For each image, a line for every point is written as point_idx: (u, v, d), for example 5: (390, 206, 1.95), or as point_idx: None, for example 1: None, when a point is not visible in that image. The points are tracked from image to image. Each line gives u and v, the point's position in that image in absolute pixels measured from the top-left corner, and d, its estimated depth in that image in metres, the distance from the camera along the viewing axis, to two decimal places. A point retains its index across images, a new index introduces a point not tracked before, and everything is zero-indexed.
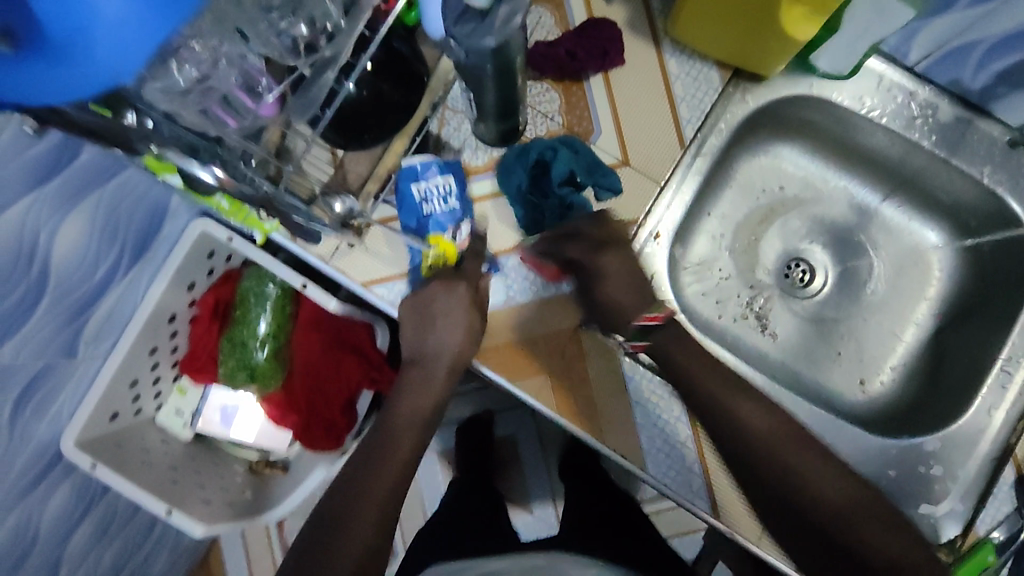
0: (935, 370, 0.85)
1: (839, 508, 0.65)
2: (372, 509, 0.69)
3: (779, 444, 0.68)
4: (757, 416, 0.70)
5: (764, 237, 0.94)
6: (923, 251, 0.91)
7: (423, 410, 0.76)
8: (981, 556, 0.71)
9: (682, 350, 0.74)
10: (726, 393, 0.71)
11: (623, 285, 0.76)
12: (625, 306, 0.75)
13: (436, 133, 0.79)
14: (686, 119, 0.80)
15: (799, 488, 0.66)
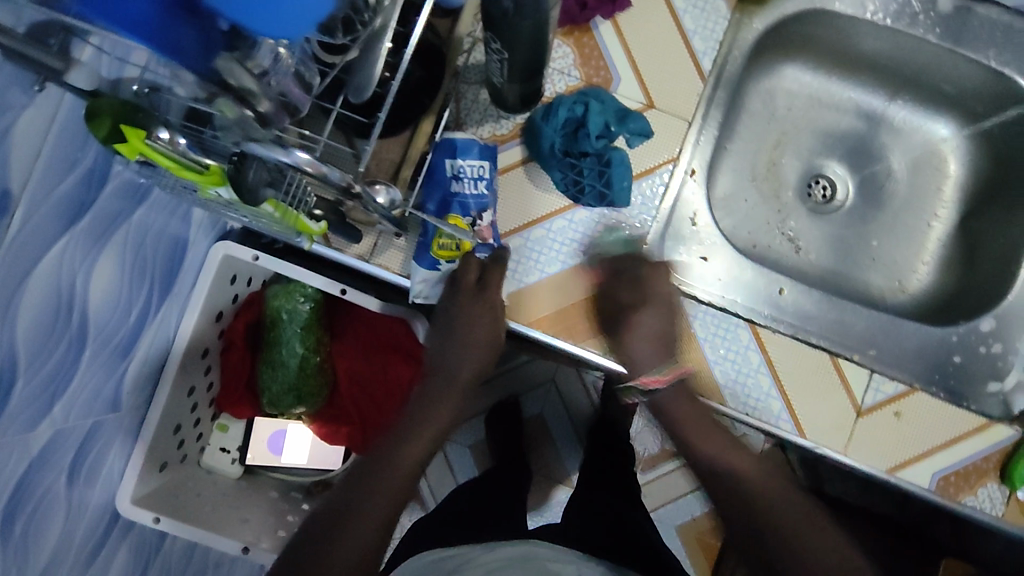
0: (970, 255, 0.88)
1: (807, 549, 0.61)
2: (385, 503, 0.62)
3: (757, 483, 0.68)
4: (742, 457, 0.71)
5: (781, 160, 0.97)
6: (935, 145, 0.94)
7: (442, 414, 0.73)
8: None
9: (694, 411, 0.74)
10: (707, 446, 0.72)
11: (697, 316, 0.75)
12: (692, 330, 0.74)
13: (455, 108, 0.77)
14: (702, 52, 0.80)
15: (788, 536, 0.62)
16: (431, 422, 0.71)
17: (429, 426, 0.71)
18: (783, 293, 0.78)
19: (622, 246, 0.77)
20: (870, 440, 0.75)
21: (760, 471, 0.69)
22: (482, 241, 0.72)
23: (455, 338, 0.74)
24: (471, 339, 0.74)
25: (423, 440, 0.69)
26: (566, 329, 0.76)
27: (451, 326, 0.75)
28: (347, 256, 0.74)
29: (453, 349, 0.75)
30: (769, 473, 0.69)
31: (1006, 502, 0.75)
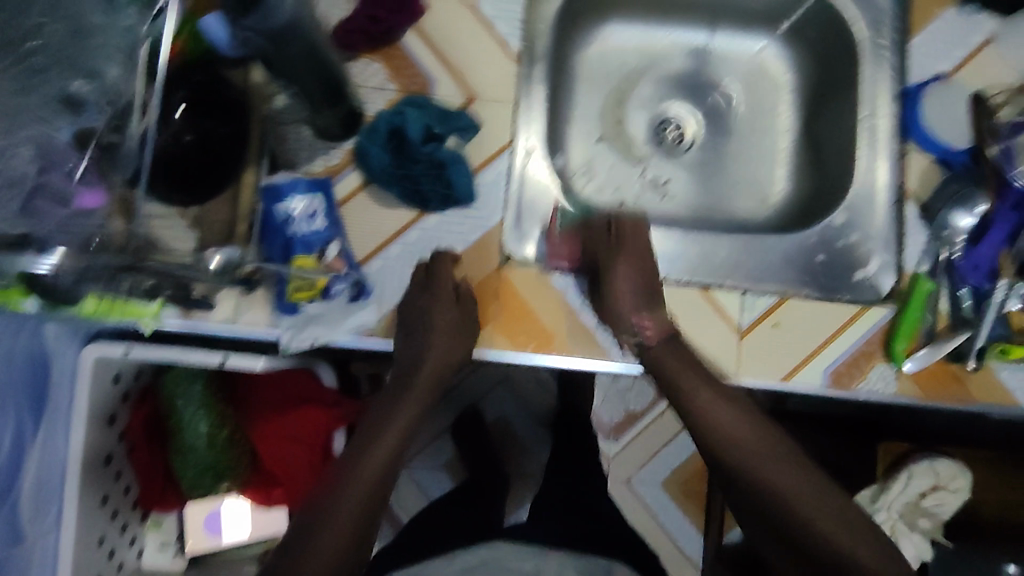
0: (816, 156, 0.92)
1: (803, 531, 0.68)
2: (345, 521, 0.68)
3: (744, 441, 0.74)
4: (725, 413, 0.75)
5: (627, 114, 0.99)
6: (762, 63, 0.98)
7: (400, 428, 0.76)
8: (923, 286, 0.77)
9: (685, 369, 0.76)
10: (708, 406, 0.76)
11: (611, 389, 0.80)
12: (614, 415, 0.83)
13: (280, 148, 0.75)
14: (508, 34, 0.82)
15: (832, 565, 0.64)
16: (390, 439, 0.75)
17: (382, 450, 0.74)
18: (643, 241, 0.82)
19: (479, 240, 0.78)
20: (756, 359, 0.78)
21: (732, 423, 0.75)
22: (336, 273, 0.71)
23: (436, 343, 0.76)
24: (447, 336, 0.76)
25: (383, 460, 0.73)
26: (463, 320, 0.76)
27: (415, 326, 0.76)
28: (212, 324, 0.72)
29: (429, 354, 0.77)
30: (767, 459, 0.72)
31: (898, 377, 0.78)
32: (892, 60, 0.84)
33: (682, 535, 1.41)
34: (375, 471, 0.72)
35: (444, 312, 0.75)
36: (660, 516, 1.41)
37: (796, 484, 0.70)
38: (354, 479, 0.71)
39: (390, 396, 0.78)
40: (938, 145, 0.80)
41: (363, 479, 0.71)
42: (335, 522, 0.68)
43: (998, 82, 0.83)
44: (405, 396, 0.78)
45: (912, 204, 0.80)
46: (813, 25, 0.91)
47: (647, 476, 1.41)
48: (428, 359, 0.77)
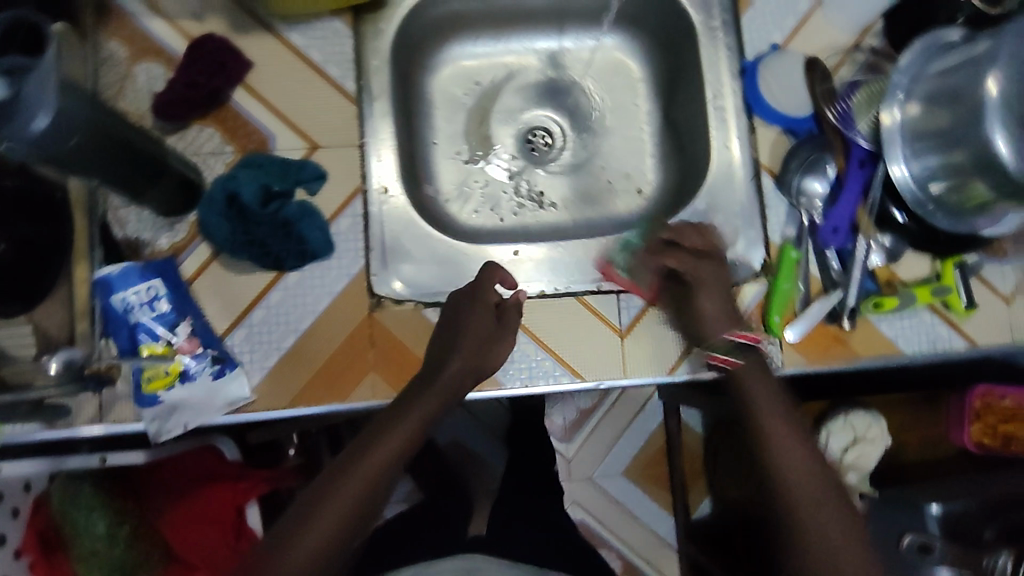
0: (678, 141, 0.93)
1: (809, 520, 0.66)
2: (337, 510, 0.64)
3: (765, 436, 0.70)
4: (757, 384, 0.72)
5: (494, 130, 0.98)
6: (616, 57, 0.97)
7: (375, 467, 0.65)
8: (788, 255, 0.78)
9: (764, 402, 0.71)
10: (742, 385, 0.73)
11: (768, 396, 0.72)
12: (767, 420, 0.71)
13: (123, 236, 0.73)
14: (341, 77, 0.80)
15: (799, 525, 0.66)
16: (371, 467, 0.65)
17: (359, 480, 0.65)
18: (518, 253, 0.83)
19: (346, 289, 0.77)
20: (640, 358, 0.78)
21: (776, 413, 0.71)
22: (191, 353, 0.70)
23: (460, 352, 0.72)
24: (479, 340, 0.73)
25: (367, 479, 0.65)
26: (501, 328, 0.75)
27: (449, 336, 0.74)
28: (79, 426, 0.70)
29: (452, 361, 0.72)
30: (813, 475, 0.68)
31: (782, 348, 0.78)
32: (726, 39, 0.85)
33: (650, 517, 1.43)
34: (346, 507, 0.64)
35: (479, 315, 0.74)
36: (627, 506, 1.43)
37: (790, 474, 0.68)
38: (325, 512, 0.63)
39: (365, 443, 0.67)
40: (780, 117, 0.80)
41: (336, 509, 0.64)
42: (322, 512, 0.63)
43: (830, 46, 0.84)
44: (385, 438, 0.67)
45: (767, 175, 0.81)
46: (652, 14, 0.91)
47: (609, 468, 1.43)
48: (447, 372, 0.71)
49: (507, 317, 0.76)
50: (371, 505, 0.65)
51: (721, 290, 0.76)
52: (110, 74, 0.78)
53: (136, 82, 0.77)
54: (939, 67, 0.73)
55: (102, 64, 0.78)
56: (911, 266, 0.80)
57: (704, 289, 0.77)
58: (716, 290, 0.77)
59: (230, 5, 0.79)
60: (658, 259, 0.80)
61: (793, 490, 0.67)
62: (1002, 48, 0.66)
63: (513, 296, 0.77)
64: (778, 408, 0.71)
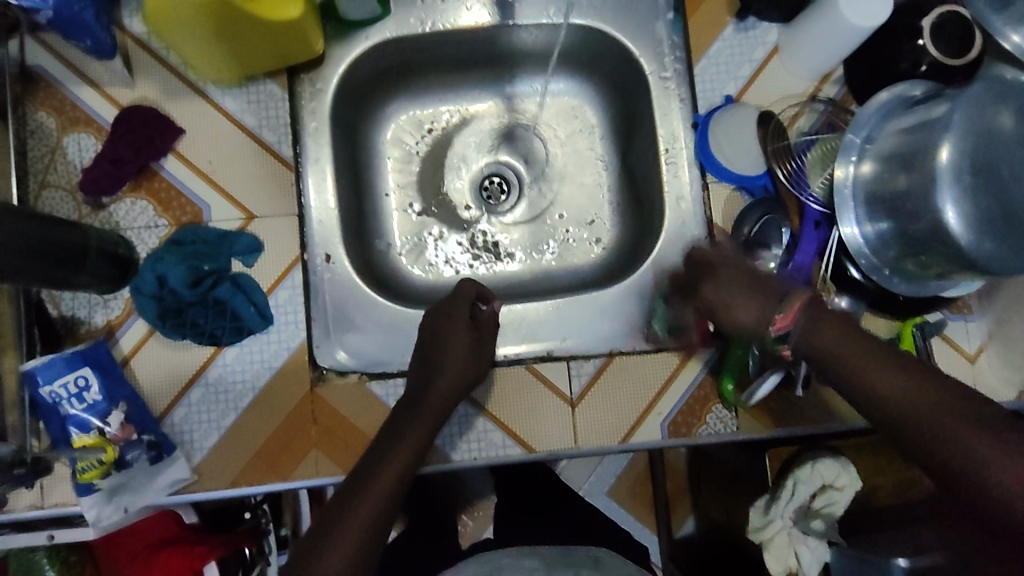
0: (635, 190, 0.90)
1: (944, 442, 0.55)
2: (363, 516, 0.64)
3: (855, 363, 0.63)
4: (821, 330, 0.65)
5: (448, 178, 0.95)
6: (572, 100, 0.94)
7: (370, 509, 0.65)
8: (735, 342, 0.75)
9: (841, 345, 0.64)
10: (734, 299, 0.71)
11: (744, 293, 0.71)
12: (754, 324, 0.70)
13: (58, 314, 0.72)
14: (277, 141, 0.77)
15: (941, 461, 0.56)
16: (364, 509, 0.65)
17: (359, 519, 0.64)
18: None
19: (286, 362, 0.75)
20: (591, 429, 0.76)
21: (839, 339, 0.64)
22: (125, 442, 0.69)
23: (444, 374, 0.73)
24: (461, 357, 0.74)
25: (388, 496, 0.66)
26: (478, 341, 0.77)
27: (429, 359, 0.75)
28: (19, 511, 0.70)
29: (437, 382, 0.73)
30: (915, 392, 0.58)
31: (738, 414, 0.76)
32: (679, 90, 0.81)
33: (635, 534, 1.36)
34: (348, 552, 0.63)
35: (459, 334, 0.76)
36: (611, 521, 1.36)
37: (901, 394, 0.59)
38: (335, 542, 0.63)
39: (353, 488, 0.66)
40: (732, 175, 0.77)
41: (337, 557, 0.62)
42: (346, 527, 0.64)
43: (788, 96, 0.80)
44: (377, 479, 0.67)
45: (721, 235, 0.78)
46: (605, 60, 0.88)
47: (596, 483, 1.35)
48: (433, 394, 0.72)
49: (483, 329, 0.79)
50: (375, 539, 0.65)
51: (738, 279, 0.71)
52: (39, 146, 0.75)
53: (67, 153, 0.75)
54: (897, 124, 0.68)
55: (29, 136, 0.75)
56: (870, 327, 0.77)
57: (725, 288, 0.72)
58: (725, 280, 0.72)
59: (160, 70, 0.76)
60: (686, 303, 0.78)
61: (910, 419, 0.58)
62: (956, 111, 0.62)
63: (484, 309, 0.80)
64: (860, 344, 0.63)
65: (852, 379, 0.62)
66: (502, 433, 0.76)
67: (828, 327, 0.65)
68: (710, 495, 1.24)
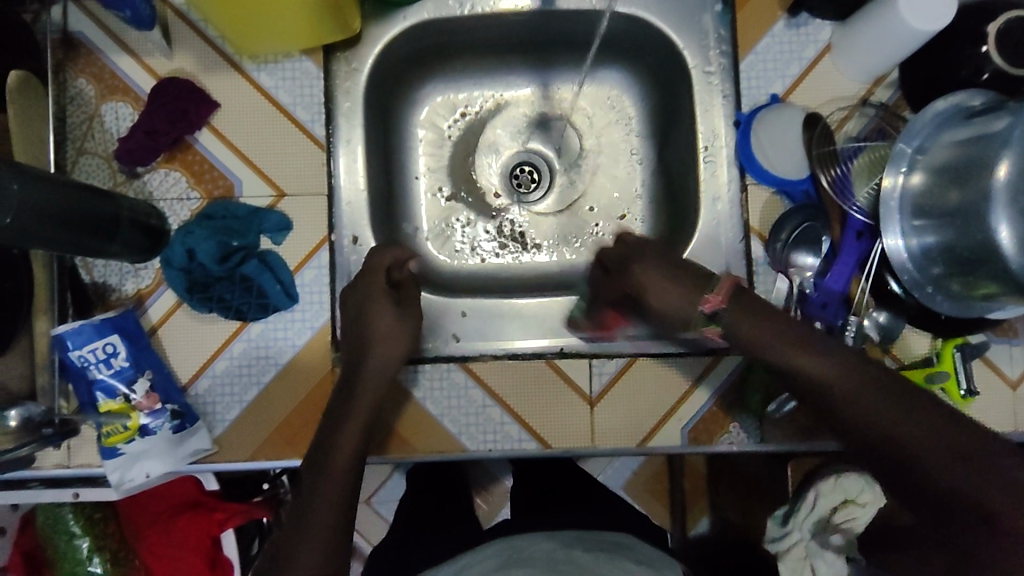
0: (671, 186, 0.87)
1: (886, 431, 0.58)
2: (333, 487, 0.65)
3: (761, 346, 0.65)
4: (736, 316, 0.67)
5: (479, 164, 0.94)
6: (610, 89, 0.91)
7: (338, 481, 0.66)
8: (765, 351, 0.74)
9: (756, 322, 0.66)
10: (649, 286, 0.73)
11: (668, 289, 0.71)
12: (680, 306, 0.71)
13: (91, 280, 0.73)
14: (310, 120, 0.77)
15: (881, 441, 0.58)
16: (328, 508, 0.64)
17: (323, 520, 0.63)
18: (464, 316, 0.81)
19: (308, 341, 0.75)
20: (610, 429, 0.75)
21: (757, 308, 0.67)
22: (148, 410, 0.70)
23: (377, 347, 0.72)
24: (381, 328, 0.73)
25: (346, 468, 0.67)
26: (402, 307, 0.76)
27: (357, 333, 0.73)
28: (46, 469, 0.72)
29: (368, 354, 0.72)
30: (839, 366, 0.62)
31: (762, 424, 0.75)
32: (723, 86, 0.78)
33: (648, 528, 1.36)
34: (323, 544, 0.62)
35: (381, 303, 0.74)
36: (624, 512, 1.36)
37: (824, 366, 0.62)
38: (313, 523, 0.63)
39: (308, 491, 0.65)
40: (772, 178, 0.74)
41: (313, 555, 0.61)
42: (322, 501, 0.64)
43: (837, 98, 0.77)
44: (328, 467, 0.66)
45: (757, 240, 0.76)
46: (649, 50, 0.85)
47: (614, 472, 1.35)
48: (369, 369, 0.71)
49: (405, 294, 0.77)
50: (342, 538, 0.63)
51: (659, 269, 0.73)
52: (78, 112, 0.76)
53: (105, 121, 0.76)
54: (951, 137, 0.65)
55: (69, 103, 0.76)
56: (909, 344, 0.74)
57: (649, 292, 0.72)
58: (666, 283, 0.72)
59: (198, 42, 0.76)
60: (612, 285, 0.79)
61: (836, 391, 0.61)
62: (1016, 127, 0.58)
63: (405, 275, 0.77)
64: (770, 325, 0.66)
65: (781, 359, 0.64)
66: (520, 427, 0.75)
67: (738, 317, 0.67)
68: (726, 496, 1.23)
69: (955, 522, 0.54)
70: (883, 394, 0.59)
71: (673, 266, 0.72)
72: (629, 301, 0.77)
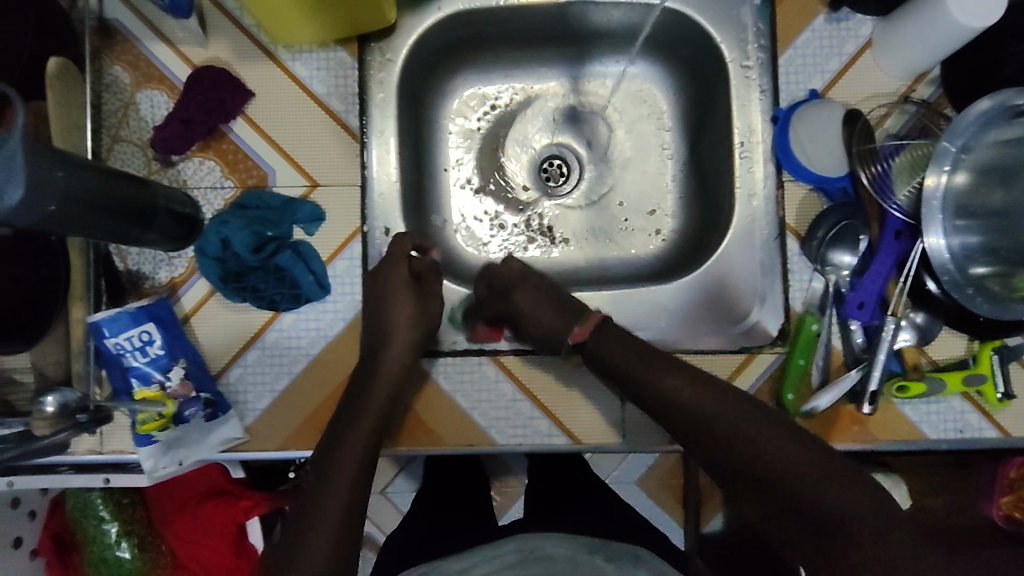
0: (704, 181, 0.87)
1: (758, 452, 0.60)
2: (343, 478, 0.65)
3: (645, 368, 0.68)
4: (615, 348, 0.70)
5: (507, 158, 0.93)
6: (642, 83, 0.91)
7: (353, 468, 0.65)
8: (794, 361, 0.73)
9: (629, 353, 0.70)
10: (527, 309, 0.77)
11: (546, 311, 0.76)
12: (557, 328, 0.75)
13: (124, 267, 0.74)
14: (344, 110, 0.77)
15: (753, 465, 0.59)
16: (339, 498, 0.63)
17: (334, 502, 0.63)
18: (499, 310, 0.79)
19: (340, 332, 0.75)
20: (639, 425, 0.75)
21: (631, 348, 0.70)
22: (185, 398, 0.70)
23: (396, 336, 0.72)
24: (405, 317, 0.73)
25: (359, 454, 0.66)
26: (422, 297, 0.76)
27: (374, 319, 0.73)
28: (80, 454, 0.73)
29: (390, 344, 0.71)
30: (713, 395, 0.65)
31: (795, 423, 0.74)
32: (761, 81, 0.77)
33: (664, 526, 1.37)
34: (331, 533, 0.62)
35: (401, 290, 0.74)
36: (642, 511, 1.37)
37: (697, 395, 0.65)
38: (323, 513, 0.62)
39: (318, 480, 0.65)
40: (811, 176, 0.73)
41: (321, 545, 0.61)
42: (333, 489, 0.64)
43: (877, 95, 0.76)
44: (340, 453, 0.66)
45: (793, 237, 0.75)
46: (686, 43, 0.84)
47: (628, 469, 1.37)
48: (387, 356, 0.71)
49: (427, 285, 0.77)
50: (354, 520, 0.64)
51: (540, 292, 0.78)
52: (114, 100, 0.76)
53: (141, 109, 0.76)
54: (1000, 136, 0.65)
55: (105, 90, 0.76)
56: (946, 345, 0.73)
57: (523, 300, 0.77)
58: (530, 298, 0.77)
59: (233, 31, 0.76)
60: (492, 305, 0.79)
61: (713, 416, 0.63)
62: None
63: (427, 265, 0.78)
64: (646, 354, 0.69)
65: (654, 387, 0.67)
66: (550, 421, 0.75)
67: (615, 347, 0.70)
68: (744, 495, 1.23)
69: (829, 541, 0.55)
70: (751, 415, 0.62)
71: (546, 287, 0.78)
72: (506, 319, 0.78)
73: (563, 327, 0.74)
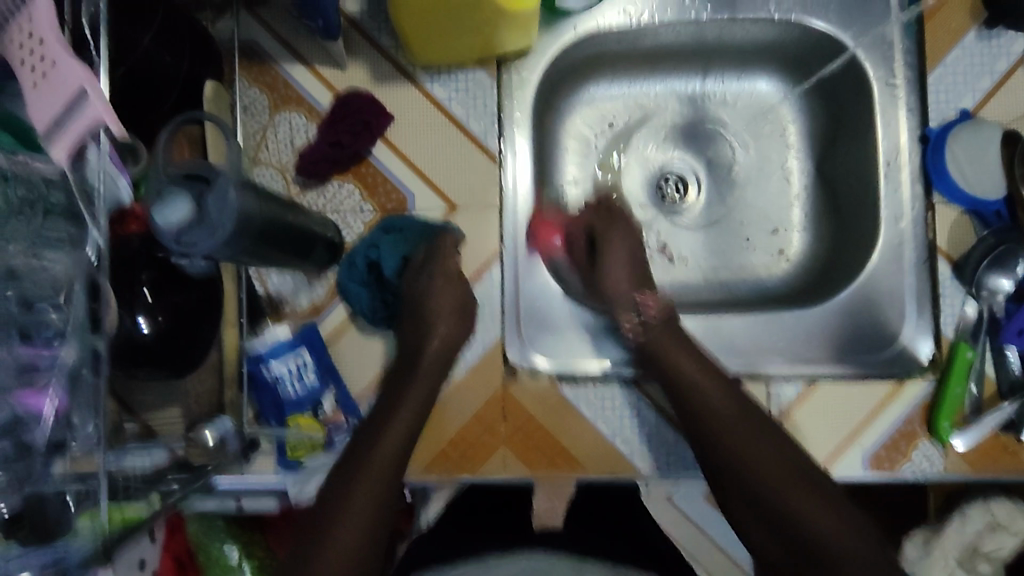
0: (834, 201, 0.85)
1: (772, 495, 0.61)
2: (379, 471, 0.61)
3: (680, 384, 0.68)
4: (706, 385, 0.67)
5: (623, 176, 0.91)
6: (767, 101, 0.89)
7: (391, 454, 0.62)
8: (952, 391, 0.71)
9: (676, 346, 0.70)
10: (609, 252, 0.75)
11: (623, 265, 0.75)
12: (622, 288, 0.74)
13: (265, 293, 0.74)
14: (483, 132, 0.76)
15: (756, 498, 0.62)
16: (373, 489, 0.60)
17: (360, 518, 0.59)
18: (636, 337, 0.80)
19: (481, 356, 0.75)
20: None
21: (682, 364, 0.69)
22: (334, 425, 0.71)
23: (442, 325, 0.69)
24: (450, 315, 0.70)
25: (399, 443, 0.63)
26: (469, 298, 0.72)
27: (417, 312, 0.70)
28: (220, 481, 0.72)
29: (435, 335, 0.68)
30: (743, 426, 0.65)
31: (945, 453, 0.72)
32: (908, 100, 0.76)
33: None
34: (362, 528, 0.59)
35: (450, 291, 0.70)
36: None
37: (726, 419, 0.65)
38: (355, 505, 0.59)
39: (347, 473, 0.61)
40: (965, 197, 0.73)
41: (348, 538, 0.58)
42: (363, 483, 0.60)
43: None
44: (380, 440, 0.63)
45: (944, 260, 0.74)
46: (822, 59, 0.82)
47: None
48: (432, 358, 0.68)
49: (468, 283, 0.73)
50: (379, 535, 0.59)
51: (626, 252, 0.76)
52: (251, 125, 0.75)
53: (280, 132, 0.75)
54: None
55: (243, 113, 0.75)
56: None
57: (610, 248, 0.75)
58: (622, 256, 0.76)
59: (372, 52, 0.75)
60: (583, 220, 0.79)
61: (737, 446, 0.64)
62: None
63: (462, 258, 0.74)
64: (693, 366, 0.68)
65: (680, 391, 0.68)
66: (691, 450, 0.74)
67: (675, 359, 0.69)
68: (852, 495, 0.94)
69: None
70: (825, 502, 0.59)
71: (637, 249, 0.77)
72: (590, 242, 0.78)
73: (629, 295, 0.74)
